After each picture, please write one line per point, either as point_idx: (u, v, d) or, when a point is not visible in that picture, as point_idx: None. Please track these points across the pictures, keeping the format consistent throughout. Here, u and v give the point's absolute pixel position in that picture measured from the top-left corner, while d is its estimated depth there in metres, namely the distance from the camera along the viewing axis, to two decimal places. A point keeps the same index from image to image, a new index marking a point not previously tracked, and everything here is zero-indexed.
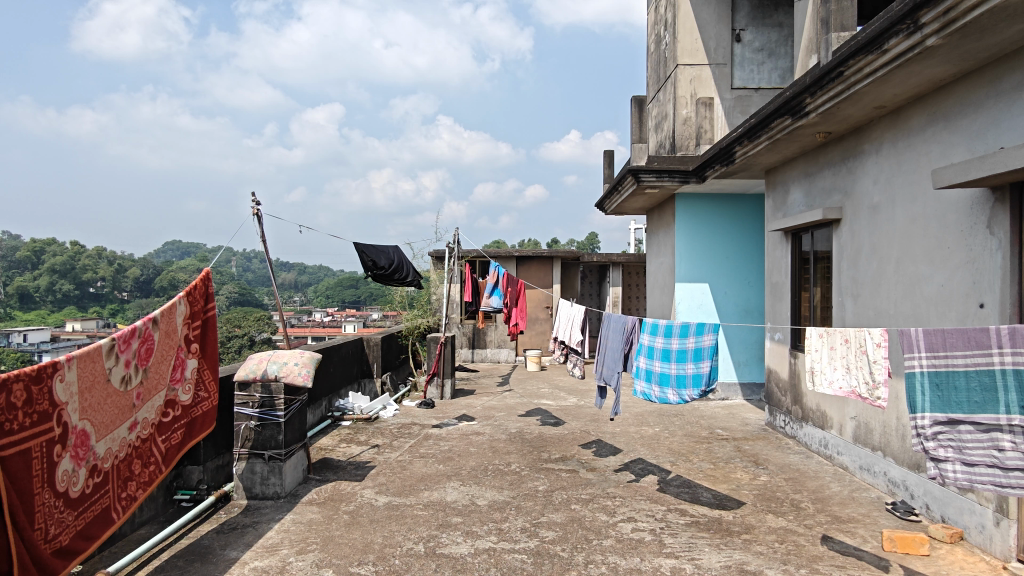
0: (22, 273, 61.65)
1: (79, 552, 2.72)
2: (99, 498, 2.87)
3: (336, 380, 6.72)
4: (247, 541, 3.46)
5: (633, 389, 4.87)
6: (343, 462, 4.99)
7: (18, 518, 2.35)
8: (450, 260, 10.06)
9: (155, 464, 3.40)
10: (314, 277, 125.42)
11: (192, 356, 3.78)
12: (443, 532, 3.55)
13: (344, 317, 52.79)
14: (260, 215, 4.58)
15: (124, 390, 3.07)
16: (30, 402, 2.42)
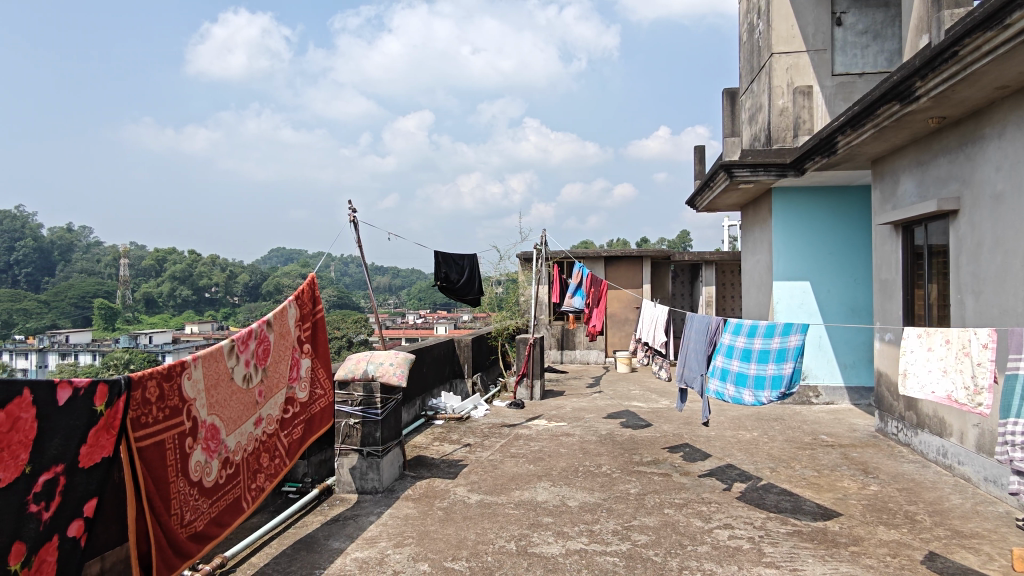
0: (148, 281, 67.57)
1: (213, 537, 2.95)
2: (229, 488, 3.11)
3: (428, 380, 6.91)
4: (349, 533, 3.63)
5: (710, 389, 4.73)
6: (436, 460, 5.13)
7: (154, 503, 2.57)
8: (538, 262, 10.10)
9: (280, 457, 3.65)
10: (407, 280, 129.73)
11: (306, 355, 4.01)
12: (535, 532, 3.58)
13: (437, 319, 54.27)
14: (357, 221, 4.79)
15: (247, 387, 3.30)
16: (162, 397, 2.65)
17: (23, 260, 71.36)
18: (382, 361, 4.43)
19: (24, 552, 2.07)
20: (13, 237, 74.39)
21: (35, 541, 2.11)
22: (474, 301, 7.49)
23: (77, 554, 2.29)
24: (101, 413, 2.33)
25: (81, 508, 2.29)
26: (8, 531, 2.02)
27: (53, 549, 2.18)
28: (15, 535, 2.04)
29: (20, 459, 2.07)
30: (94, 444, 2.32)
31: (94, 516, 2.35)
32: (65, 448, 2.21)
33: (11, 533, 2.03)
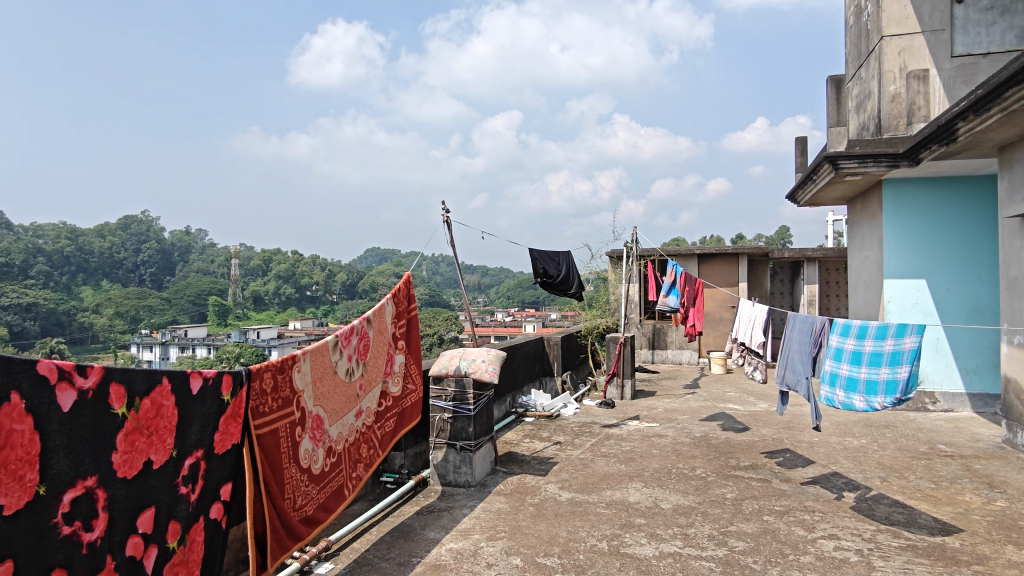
0: (256, 280, 72.31)
1: (319, 521, 3.12)
2: (334, 476, 3.30)
3: (519, 378, 6.98)
4: (444, 524, 3.74)
5: (818, 394, 4.52)
6: (527, 457, 5.18)
7: (271, 487, 2.76)
8: (629, 260, 9.93)
9: (377, 449, 3.82)
10: (497, 279, 131.51)
11: (400, 351, 4.16)
12: (628, 532, 3.55)
13: (525, 317, 54.57)
14: (449, 221, 4.93)
15: (349, 381, 3.47)
16: (276, 388, 2.83)
17: (149, 262, 78.28)
18: (472, 358, 4.50)
19: (178, 530, 2.29)
20: (141, 240, 81.82)
21: (186, 520, 2.33)
22: (576, 296, 7.46)
23: (217, 535, 2.50)
24: (228, 402, 2.53)
25: (218, 491, 2.50)
26: (164, 511, 2.23)
27: (199, 528, 2.40)
28: (171, 514, 2.26)
29: (168, 443, 2.26)
30: (224, 431, 2.52)
31: (230, 499, 2.56)
32: (202, 434, 2.41)
33: (167, 513, 2.24)
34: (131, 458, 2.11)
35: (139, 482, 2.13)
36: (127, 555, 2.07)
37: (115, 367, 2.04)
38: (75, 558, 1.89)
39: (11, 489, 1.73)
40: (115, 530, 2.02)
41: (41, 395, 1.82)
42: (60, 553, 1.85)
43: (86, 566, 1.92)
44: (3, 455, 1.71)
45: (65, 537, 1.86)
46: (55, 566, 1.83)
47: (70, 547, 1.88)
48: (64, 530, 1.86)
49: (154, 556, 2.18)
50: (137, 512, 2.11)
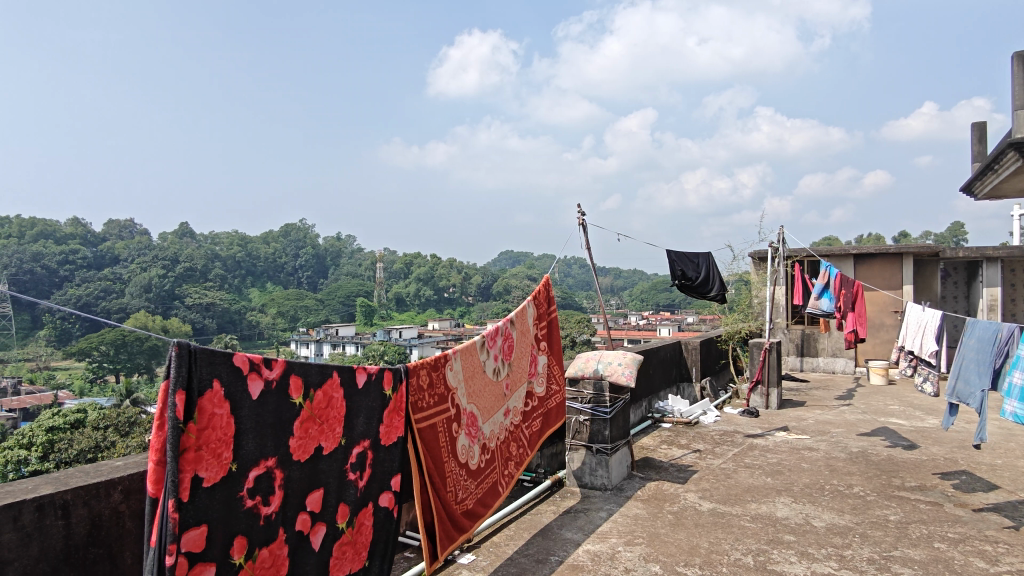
0: (400, 282, 76.83)
1: (477, 515, 3.28)
2: (489, 472, 3.44)
3: (655, 383, 6.84)
4: (581, 525, 3.76)
5: (997, 406, 4.01)
6: (665, 463, 5.07)
7: (434, 479, 2.94)
8: (775, 261, 9.39)
9: (525, 448, 3.92)
10: (631, 281, 129.83)
11: (543, 352, 4.23)
12: (775, 549, 3.37)
13: (661, 321, 53.23)
14: (586, 224, 4.95)
15: (496, 380, 3.60)
16: (432, 385, 3.00)
17: (307, 265, 86.00)
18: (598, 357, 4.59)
19: (346, 513, 2.52)
20: (301, 246, 90.03)
21: (354, 504, 2.56)
22: (718, 297, 7.13)
23: (388, 521, 2.73)
24: (389, 397, 2.73)
25: (387, 482, 2.73)
26: (332, 494, 2.45)
27: (369, 513, 2.64)
28: (340, 498, 2.49)
29: (336, 432, 2.47)
30: (389, 424, 2.72)
31: (396, 491, 2.78)
32: (368, 426, 2.62)
33: (335, 496, 2.46)
34: (305, 443, 2.33)
35: (311, 466, 2.35)
36: (296, 530, 2.29)
37: (294, 361, 2.29)
38: (254, 527, 2.12)
39: (210, 464, 1.99)
40: (288, 506, 2.25)
41: (236, 384, 2.07)
42: (243, 523, 2.09)
43: (262, 534, 2.15)
44: (205, 434, 1.97)
45: (248, 509, 2.10)
46: (237, 532, 2.06)
47: (251, 518, 2.12)
48: (246, 503, 2.10)
49: (322, 533, 2.39)
50: (308, 492, 2.34)
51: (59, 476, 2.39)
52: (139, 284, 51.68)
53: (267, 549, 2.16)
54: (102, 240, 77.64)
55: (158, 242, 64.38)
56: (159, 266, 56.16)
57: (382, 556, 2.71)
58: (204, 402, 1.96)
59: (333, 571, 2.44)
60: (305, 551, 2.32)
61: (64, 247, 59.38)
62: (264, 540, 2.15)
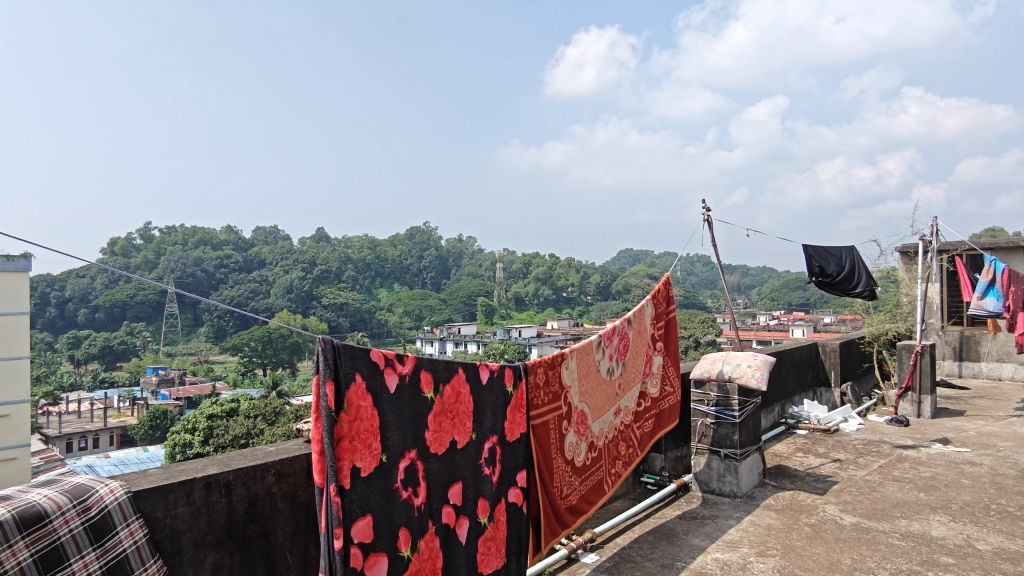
0: (519, 282, 77.86)
1: (584, 512, 3.28)
2: (596, 470, 3.42)
3: (789, 387, 6.46)
4: (709, 532, 3.64)
5: None
6: (801, 472, 4.77)
7: (544, 475, 2.96)
8: (929, 256, 8.54)
9: (635, 447, 3.86)
10: (760, 279, 123.35)
11: (659, 352, 4.13)
12: (930, 572, 3.07)
13: (793, 322, 50.07)
14: (711, 220, 4.76)
15: (610, 379, 3.56)
16: (547, 382, 3.02)
17: (432, 267, 89.68)
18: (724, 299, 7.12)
19: (486, 507, 2.61)
20: (425, 248, 94.03)
21: (492, 499, 2.65)
22: (866, 294, 6.61)
23: (518, 516, 2.79)
24: (511, 393, 2.79)
25: (514, 477, 2.79)
26: (471, 488, 2.55)
27: (504, 509, 2.71)
28: (478, 493, 2.58)
29: (467, 427, 2.56)
30: (513, 421, 2.79)
31: (526, 487, 2.84)
32: (494, 421, 2.69)
33: (473, 491, 2.56)
34: (440, 436, 2.44)
35: (448, 459, 2.46)
36: (443, 522, 2.42)
37: (424, 357, 2.40)
38: (410, 519, 2.27)
39: (363, 454, 2.14)
40: (433, 498, 2.38)
41: (375, 378, 2.21)
42: (401, 514, 2.24)
43: (418, 525, 2.29)
44: (355, 425, 2.12)
45: (403, 499, 2.25)
46: (399, 524, 2.22)
47: (407, 509, 2.26)
48: (401, 494, 2.24)
49: (466, 526, 2.52)
50: (449, 485, 2.45)
51: (222, 457, 2.65)
52: (282, 285, 56.58)
53: (422, 541, 2.31)
54: (252, 245, 85.53)
55: (299, 246, 69.85)
56: (299, 269, 60.94)
57: (517, 554, 2.77)
58: (351, 394, 2.11)
59: (480, 565, 2.57)
60: (453, 543, 2.46)
61: (219, 253, 66.06)
62: (420, 531, 2.30)
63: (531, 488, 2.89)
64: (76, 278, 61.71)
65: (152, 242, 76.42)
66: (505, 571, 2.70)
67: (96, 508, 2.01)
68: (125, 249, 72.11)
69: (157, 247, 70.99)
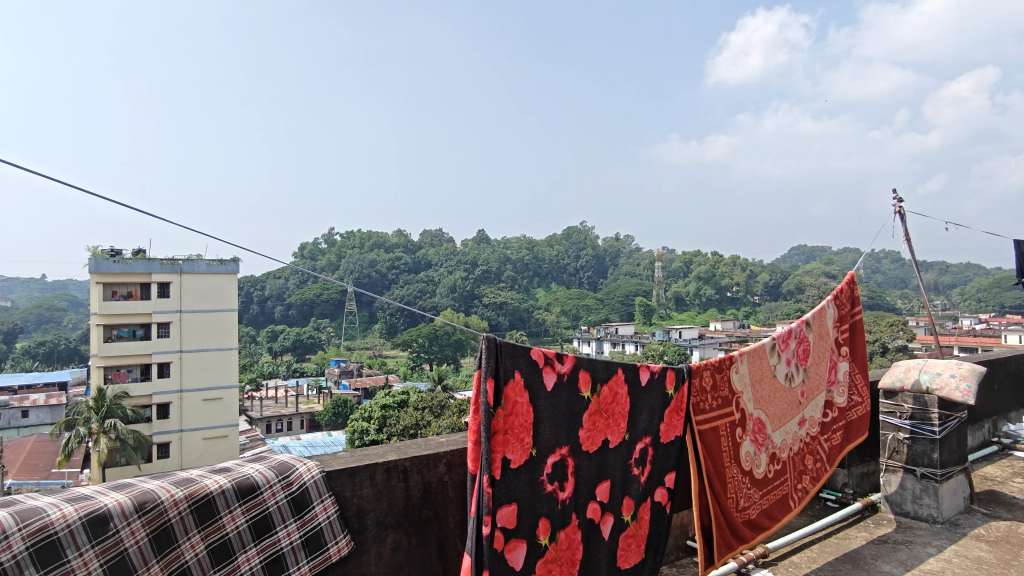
0: (679, 282, 75.12)
1: (761, 528, 3.09)
2: (776, 484, 3.21)
3: (1003, 402, 5.60)
4: (901, 559, 3.27)
5: None
6: (1020, 501, 4.12)
7: (713, 483, 2.83)
8: None
9: (821, 462, 3.56)
10: (963, 276, 108.39)
11: (845, 358, 3.79)
12: None
13: (1007, 327, 43.33)
14: (904, 213, 4.28)
15: (789, 386, 3.33)
16: (715, 387, 2.89)
17: (589, 265, 89.85)
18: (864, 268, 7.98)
19: (632, 506, 2.57)
20: (582, 247, 94.45)
21: (639, 498, 2.59)
22: None
23: (664, 517, 2.70)
24: (672, 396, 2.70)
25: (664, 479, 2.71)
26: (619, 487, 2.52)
27: (649, 509, 2.65)
28: (625, 491, 2.54)
29: (621, 427, 2.53)
30: (669, 423, 2.71)
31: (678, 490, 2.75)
32: (650, 422, 2.63)
33: (622, 489, 2.53)
34: (593, 435, 2.43)
35: (599, 457, 2.45)
36: (589, 518, 2.42)
37: (583, 357, 2.40)
38: (554, 511, 2.29)
39: (515, 447, 2.19)
40: (579, 494, 2.38)
41: (533, 376, 2.25)
42: (545, 505, 2.26)
43: (561, 517, 2.31)
44: (510, 419, 2.17)
45: (549, 493, 2.27)
46: (541, 514, 2.25)
47: (551, 502, 2.28)
48: (548, 487, 2.27)
49: (610, 523, 2.49)
50: (597, 482, 2.44)
51: (400, 445, 2.85)
52: (448, 285, 59.95)
53: (565, 533, 2.32)
54: (420, 248, 91.36)
55: (462, 248, 73.44)
56: (462, 270, 63.89)
57: (663, 555, 2.70)
58: (508, 391, 2.17)
59: (621, 561, 2.53)
60: (597, 539, 2.44)
61: (392, 255, 71.34)
62: (562, 523, 2.31)
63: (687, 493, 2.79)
64: (273, 279, 69.81)
65: (334, 246, 84.24)
66: (643, 569, 2.62)
67: (297, 483, 2.25)
68: (313, 252, 80.30)
69: (339, 251, 78.26)
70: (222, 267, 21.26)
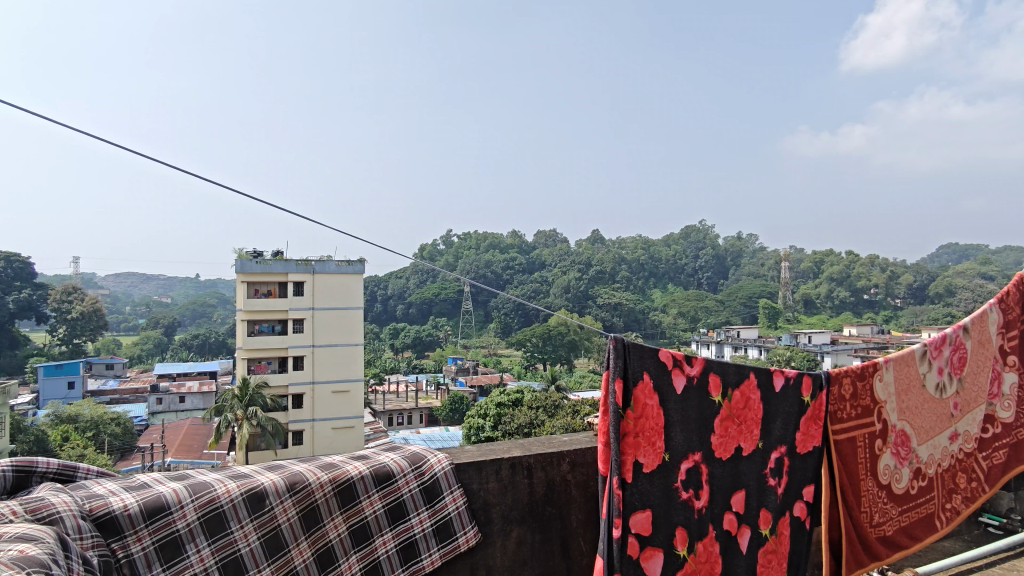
0: (808, 283, 70.61)
1: (904, 547, 2.85)
2: (922, 502, 2.95)
3: None
4: None
5: None
6: None
7: (851, 497, 2.65)
8: None
9: (978, 481, 3.22)
10: None
11: (1011, 368, 3.39)
12: None
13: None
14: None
15: (940, 398, 3.04)
16: (855, 396, 2.70)
17: (708, 266, 86.61)
18: None
19: (770, 520, 2.45)
20: (701, 247, 91.32)
21: (776, 511, 2.47)
22: None
23: (803, 533, 2.56)
24: (808, 403, 2.55)
25: (801, 491, 2.56)
26: (754, 498, 2.42)
27: (787, 523, 2.52)
28: (761, 503, 2.44)
29: (755, 434, 2.42)
30: (806, 432, 2.56)
31: (817, 502, 2.60)
32: (786, 430, 2.50)
33: (757, 501, 2.42)
34: (726, 442, 2.35)
35: (733, 466, 2.36)
36: (724, 529, 2.34)
37: (713, 359, 2.33)
38: (690, 520, 2.24)
39: (647, 451, 2.17)
40: (715, 503, 2.31)
41: (662, 378, 2.21)
42: (680, 514, 2.22)
43: (696, 528, 2.25)
44: (641, 422, 2.15)
45: (684, 500, 2.23)
46: (676, 523, 2.21)
47: (686, 511, 2.23)
48: (682, 495, 2.22)
49: (746, 536, 2.39)
50: (732, 491, 2.35)
51: (524, 443, 2.90)
52: (562, 286, 60.11)
53: (701, 544, 2.26)
54: (535, 248, 92.25)
55: (577, 249, 73.36)
56: (576, 270, 63.86)
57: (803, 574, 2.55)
58: (638, 393, 2.15)
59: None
60: (733, 551, 2.35)
61: (507, 255, 72.60)
62: (699, 534, 2.26)
63: (823, 506, 2.63)
64: (396, 279, 73.34)
65: (452, 246, 87.10)
66: None
67: (429, 474, 2.36)
68: (432, 253, 83.33)
69: (456, 251, 80.68)
70: (350, 267, 22.48)
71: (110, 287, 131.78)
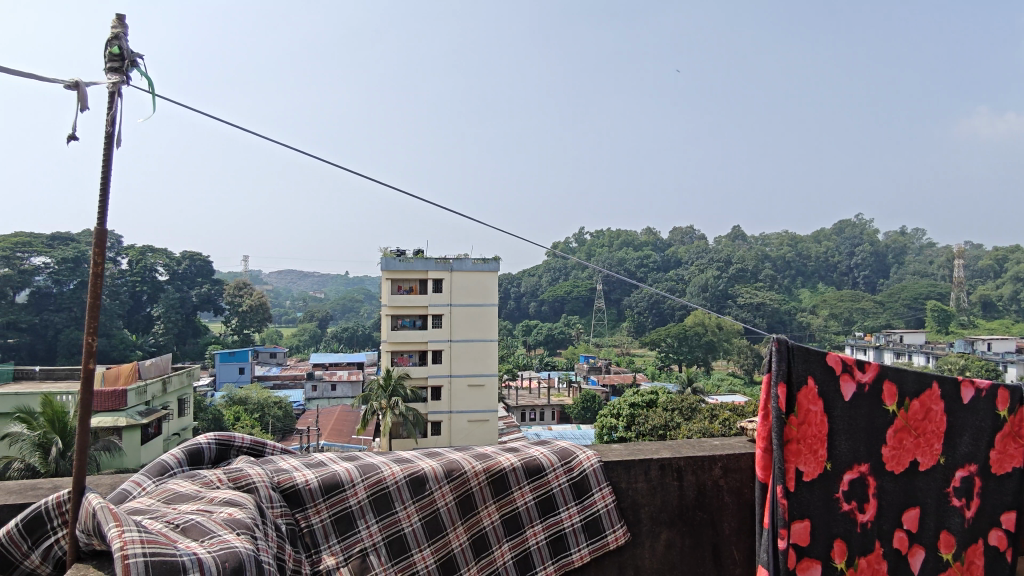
0: (987, 282, 62.56)
1: None
2: None
3: None
4: None
5: None
6: None
7: None
8: None
9: None
10: None
11: None
12: None
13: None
14: None
15: None
16: None
17: (864, 264, 79.61)
18: None
19: (952, 544, 2.21)
20: (856, 243, 84.01)
21: (961, 536, 2.23)
22: None
23: (998, 564, 2.27)
24: (1004, 419, 2.28)
25: (995, 517, 2.28)
26: (933, 518, 2.19)
27: (977, 551, 2.25)
28: (942, 525, 2.20)
29: (936, 449, 2.20)
30: (1000, 451, 2.28)
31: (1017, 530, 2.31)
32: (975, 448, 2.25)
33: (937, 521, 2.20)
34: (900, 455, 2.15)
35: (907, 480, 2.16)
36: (894, 547, 2.14)
37: (889, 366, 2.14)
38: (852, 533, 2.08)
39: (808, 459, 2.04)
40: (884, 518, 2.12)
41: (829, 384, 2.07)
42: (841, 526, 2.07)
43: (861, 543, 2.09)
44: (803, 429, 2.04)
45: (847, 512, 2.07)
46: (837, 535, 2.06)
47: (849, 523, 2.08)
48: (845, 507, 2.07)
49: (922, 558, 2.17)
50: (905, 508, 2.15)
51: (672, 444, 2.85)
52: (699, 285, 58.01)
53: (865, 560, 2.09)
54: (670, 246, 89.68)
55: (715, 246, 70.35)
56: (714, 269, 61.34)
57: None
58: (801, 397, 2.03)
59: None
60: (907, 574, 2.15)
61: (641, 253, 71.32)
62: (862, 549, 2.09)
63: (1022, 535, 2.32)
64: (529, 277, 74.52)
65: (585, 245, 86.95)
66: None
67: (578, 470, 2.38)
68: (565, 251, 83.72)
69: (589, 250, 80.45)
70: (486, 265, 23.14)
71: (273, 284, 146.01)
